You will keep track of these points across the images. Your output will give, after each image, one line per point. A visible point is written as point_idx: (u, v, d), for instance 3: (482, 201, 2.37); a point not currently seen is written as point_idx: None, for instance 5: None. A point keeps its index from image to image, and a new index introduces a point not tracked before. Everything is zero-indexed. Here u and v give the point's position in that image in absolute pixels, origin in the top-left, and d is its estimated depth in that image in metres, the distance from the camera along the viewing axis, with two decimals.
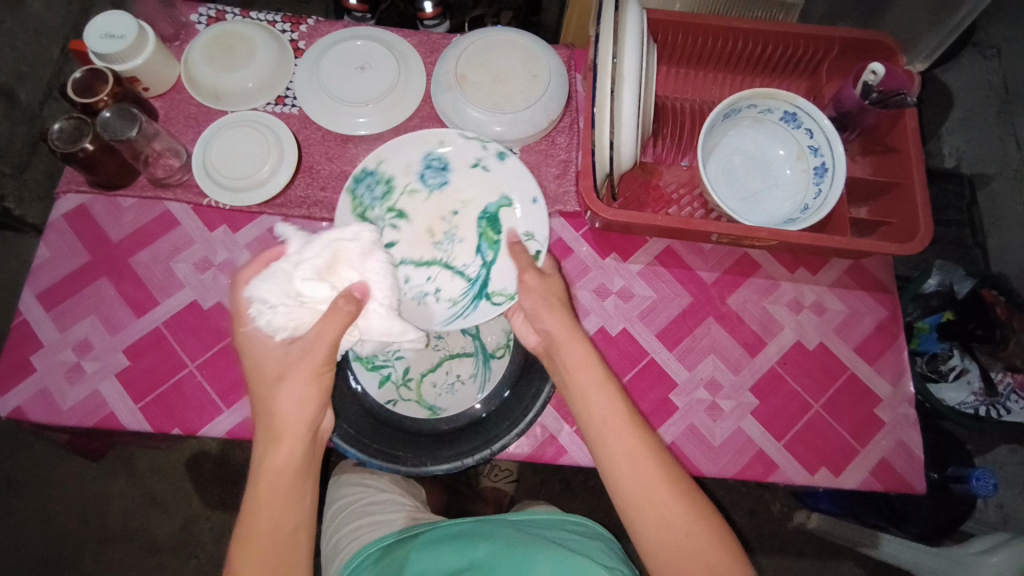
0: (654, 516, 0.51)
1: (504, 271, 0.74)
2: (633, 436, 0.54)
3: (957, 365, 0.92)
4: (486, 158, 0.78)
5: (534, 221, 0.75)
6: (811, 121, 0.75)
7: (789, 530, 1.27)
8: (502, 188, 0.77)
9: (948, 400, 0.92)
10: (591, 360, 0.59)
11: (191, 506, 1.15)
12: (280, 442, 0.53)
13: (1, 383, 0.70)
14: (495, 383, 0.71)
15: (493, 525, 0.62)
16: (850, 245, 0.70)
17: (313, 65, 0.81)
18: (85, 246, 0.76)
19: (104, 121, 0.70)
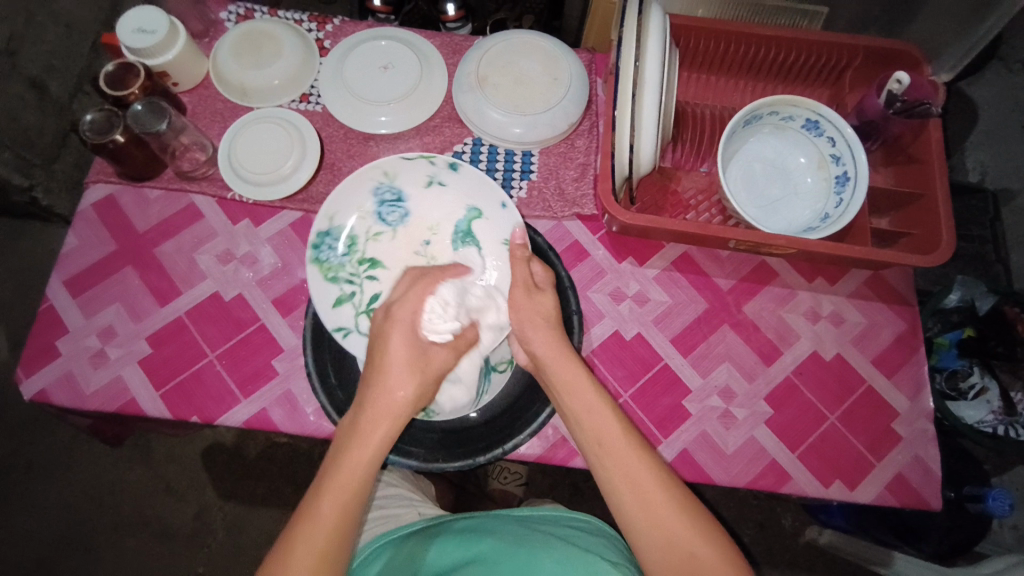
0: (658, 536, 0.50)
1: (497, 286, 0.73)
2: (638, 459, 0.53)
3: (976, 383, 0.91)
4: (438, 173, 0.76)
5: (508, 222, 0.74)
6: (834, 130, 0.74)
7: (798, 545, 1.25)
8: (466, 200, 0.76)
9: (967, 418, 0.90)
10: (579, 382, 0.59)
11: (203, 495, 1.16)
12: (357, 440, 0.52)
13: (28, 366, 0.71)
14: (491, 397, 0.69)
15: (496, 521, 0.62)
16: (869, 254, 0.69)
17: (337, 64, 0.82)
18: (112, 236, 0.78)
19: (135, 113, 0.72)
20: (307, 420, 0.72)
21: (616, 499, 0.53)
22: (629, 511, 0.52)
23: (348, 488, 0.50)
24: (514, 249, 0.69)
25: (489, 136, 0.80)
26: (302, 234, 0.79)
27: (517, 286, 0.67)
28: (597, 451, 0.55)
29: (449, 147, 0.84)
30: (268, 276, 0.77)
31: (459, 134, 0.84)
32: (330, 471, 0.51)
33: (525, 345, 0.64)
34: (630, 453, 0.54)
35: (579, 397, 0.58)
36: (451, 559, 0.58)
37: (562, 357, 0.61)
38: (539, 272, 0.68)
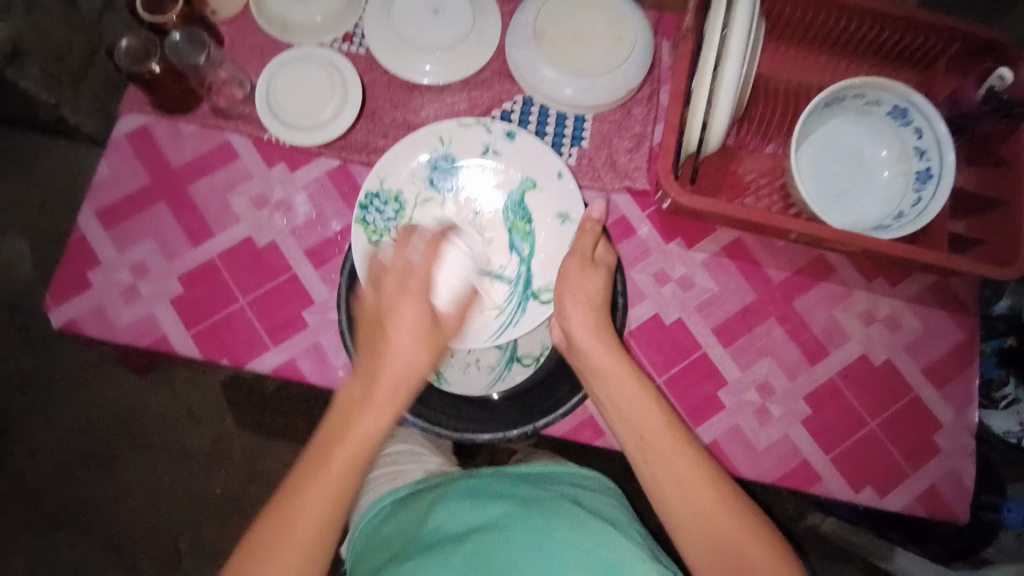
0: (710, 541, 0.49)
1: (549, 264, 0.70)
2: (674, 452, 0.52)
3: (1011, 394, 0.82)
4: (494, 142, 0.72)
5: (564, 197, 0.71)
6: (924, 121, 0.68)
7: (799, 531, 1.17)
8: (522, 171, 0.72)
9: (991, 427, 0.83)
10: (620, 370, 0.56)
11: (221, 428, 1.15)
12: (388, 356, 0.54)
13: (60, 295, 0.71)
14: (506, 387, 0.67)
15: (495, 478, 0.60)
16: (946, 261, 0.64)
17: (386, 3, 0.76)
18: (145, 168, 0.75)
19: (173, 45, 0.70)
20: (337, 375, 0.71)
21: (659, 496, 0.51)
22: (675, 511, 0.50)
23: (358, 451, 0.51)
24: (585, 222, 0.63)
25: (541, 95, 0.74)
26: (339, 185, 0.76)
27: (573, 258, 0.62)
28: (639, 445, 0.53)
29: (498, 104, 0.79)
30: (302, 225, 0.74)
31: (509, 90, 0.79)
32: (343, 434, 0.51)
33: (563, 323, 0.61)
34: (675, 451, 0.52)
35: (619, 385, 0.56)
36: (455, 514, 0.56)
37: (598, 341, 0.58)
38: (600, 251, 0.64)
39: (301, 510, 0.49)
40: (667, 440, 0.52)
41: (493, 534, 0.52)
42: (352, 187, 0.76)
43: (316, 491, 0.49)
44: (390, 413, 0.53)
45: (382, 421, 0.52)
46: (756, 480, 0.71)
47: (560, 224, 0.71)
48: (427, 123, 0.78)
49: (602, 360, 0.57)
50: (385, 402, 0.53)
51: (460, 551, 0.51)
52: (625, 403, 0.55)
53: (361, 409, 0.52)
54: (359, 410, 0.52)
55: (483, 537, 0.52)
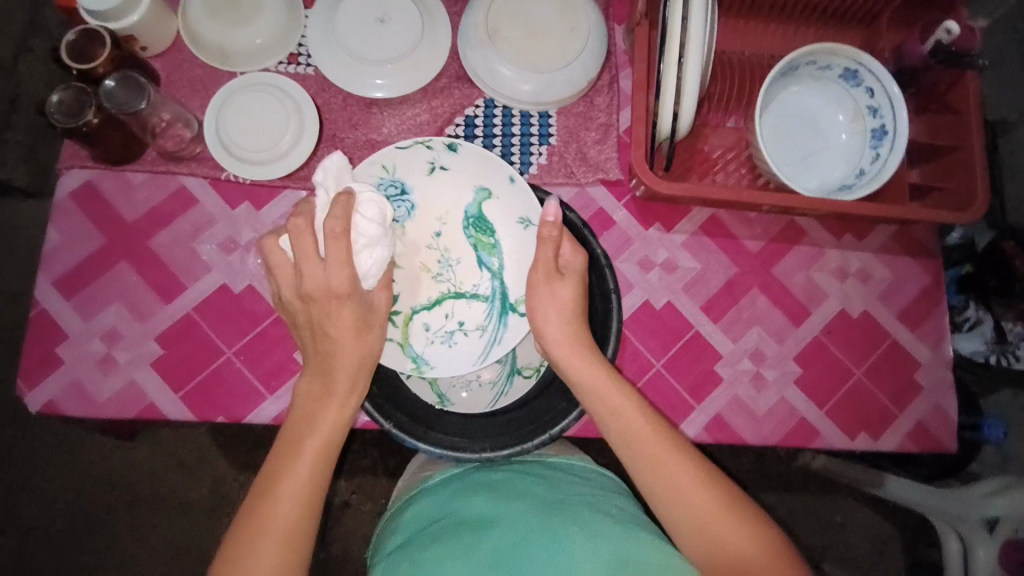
0: (704, 538, 0.51)
1: (519, 273, 0.70)
2: (663, 455, 0.53)
3: (972, 316, 0.90)
4: (438, 159, 0.69)
5: (520, 203, 0.69)
6: (875, 81, 0.71)
7: (792, 468, 1.19)
8: (473, 181, 0.70)
9: (960, 350, 0.90)
10: (604, 383, 0.57)
11: (215, 472, 1.11)
12: (342, 349, 0.54)
13: (31, 377, 0.67)
14: (510, 399, 0.68)
15: (512, 479, 0.61)
16: (912, 212, 0.68)
17: (328, 15, 0.72)
18: (98, 228, 0.71)
19: (108, 91, 0.64)
20: None
21: (658, 502, 0.53)
22: (673, 511, 0.52)
23: (325, 447, 0.52)
24: (543, 226, 0.57)
25: (502, 97, 0.73)
26: None
27: (538, 270, 0.60)
28: (628, 450, 0.55)
29: (461, 110, 0.77)
30: None
31: (470, 95, 0.77)
32: (310, 431, 0.53)
33: (540, 340, 0.60)
34: (667, 456, 0.53)
35: (600, 396, 0.57)
36: (473, 511, 0.58)
37: (579, 354, 0.58)
38: (567, 257, 0.60)
39: (280, 500, 0.49)
40: (659, 448, 0.54)
41: (508, 534, 0.54)
42: None
43: (291, 486, 0.50)
44: (353, 398, 0.55)
45: (347, 408, 0.54)
46: (760, 444, 0.74)
47: (522, 229, 0.69)
48: (391, 140, 0.76)
49: (582, 373, 0.58)
50: (344, 392, 0.54)
51: (474, 549, 0.53)
52: (612, 409, 0.56)
53: (324, 405, 0.54)
54: (317, 409, 0.54)
55: (498, 539, 0.53)
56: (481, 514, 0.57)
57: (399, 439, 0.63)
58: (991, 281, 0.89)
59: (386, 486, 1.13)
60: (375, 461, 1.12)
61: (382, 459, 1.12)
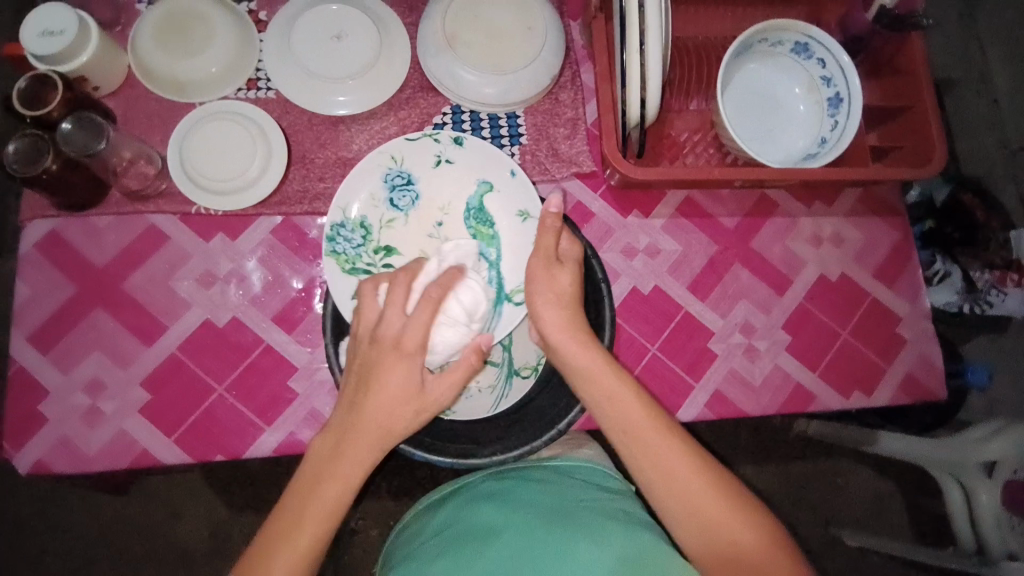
0: (698, 523, 0.51)
1: (516, 263, 0.69)
2: (661, 447, 0.53)
3: (940, 269, 0.93)
4: (445, 151, 0.70)
5: (521, 195, 0.70)
6: (825, 52, 0.74)
7: (790, 438, 1.22)
8: (476, 174, 0.71)
9: (936, 303, 0.94)
10: (602, 372, 0.55)
11: (213, 517, 1.07)
12: (362, 424, 0.50)
13: (16, 439, 0.64)
14: (512, 400, 0.67)
15: (518, 485, 0.62)
16: (874, 173, 0.69)
17: (283, 37, 0.72)
18: (69, 277, 0.68)
19: (64, 135, 0.63)
20: None
21: (653, 489, 0.53)
22: (668, 499, 0.52)
23: (327, 519, 0.49)
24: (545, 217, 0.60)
25: (466, 102, 0.73)
26: (286, 240, 0.72)
27: (538, 258, 0.60)
28: (625, 441, 0.54)
29: (429, 120, 0.77)
30: (261, 293, 0.70)
31: (435, 103, 0.77)
32: (308, 501, 0.49)
33: (539, 326, 0.59)
34: (664, 444, 0.52)
35: (600, 385, 0.55)
36: (478, 519, 0.59)
37: (579, 343, 0.57)
38: (564, 246, 0.61)
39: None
40: (655, 436, 0.53)
41: (510, 543, 0.55)
42: (302, 240, 0.72)
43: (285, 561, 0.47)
44: (359, 474, 0.50)
45: (348, 485, 0.50)
46: (760, 414, 0.76)
47: (521, 221, 0.70)
48: (361, 156, 0.75)
49: (581, 361, 0.56)
50: (355, 467, 0.50)
51: (481, 557, 0.55)
52: (613, 399, 0.55)
53: (328, 474, 0.49)
54: (316, 479, 0.49)
55: (502, 547, 0.55)
56: (486, 522, 0.58)
57: (407, 452, 0.63)
58: (954, 233, 0.95)
59: (393, 507, 1.12)
60: (378, 483, 1.11)
61: (385, 480, 1.11)
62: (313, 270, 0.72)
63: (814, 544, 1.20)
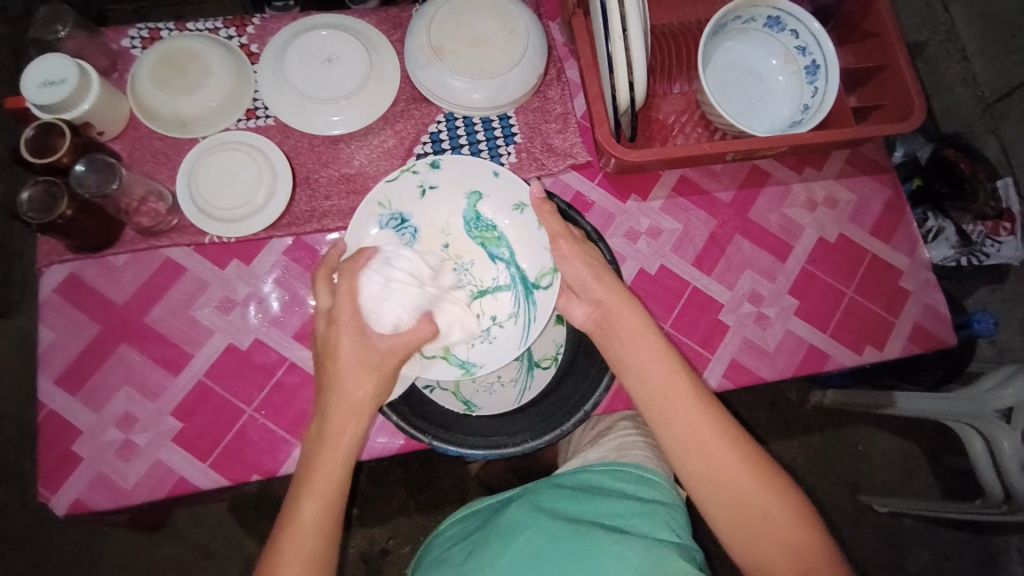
0: (731, 499, 0.51)
1: (529, 253, 0.72)
2: (697, 412, 0.54)
3: (933, 226, 0.97)
4: (427, 180, 0.71)
5: (509, 192, 0.71)
6: (797, 23, 0.76)
7: (806, 410, 1.23)
8: (463, 188, 0.72)
9: (934, 259, 0.98)
10: (643, 335, 0.59)
11: (245, 548, 1.07)
12: (337, 396, 0.55)
13: (53, 481, 0.65)
14: (536, 391, 0.68)
15: (550, 492, 0.60)
16: (858, 133, 0.71)
17: (276, 64, 0.74)
18: (92, 317, 0.70)
19: (78, 176, 0.65)
20: (372, 441, 0.71)
21: (686, 463, 0.53)
22: (701, 474, 0.53)
23: (323, 499, 0.51)
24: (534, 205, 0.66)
25: (460, 108, 0.75)
26: (299, 259, 0.74)
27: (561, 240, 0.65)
28: (661, 406, 0.55)
29: (424, 129, 0.79)
30: (280, 313, 0.72)
31: (429, 113, 0.79)
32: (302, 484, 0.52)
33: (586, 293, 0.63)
34: (700, 417, 0.54)
35: (642, 346, 0.59)
36: (503, 522, 0.58)
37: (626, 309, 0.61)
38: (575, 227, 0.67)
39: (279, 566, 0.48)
40: (690, 410, 0.54)
41: (533, 543, 0.54)
42: (314, 257, 0.74)
43: (289, 545, 0.49)
44: (343, 450, 0.53)
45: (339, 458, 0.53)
46: (778, 379, 0.77)
47: (520, 214, 0.71)
48: (364, 171, 0.77)
49: (631, 329, 0.60)
50: (340, 437, 0.54)
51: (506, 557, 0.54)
52: (653, 364, 0.57)
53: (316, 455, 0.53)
54: (306, 464, 0.53)
55: (524, 548, 0.54)
56: (514, 522, 0.57)
57: (442, 448, 0.64)
58: (943, 189, 0.97)
59: (423, 519, 1.12)
60: (405, 498, 1.12)
61: (411, 496, 1.12)
62: None
63: (843, 512, 1.21)
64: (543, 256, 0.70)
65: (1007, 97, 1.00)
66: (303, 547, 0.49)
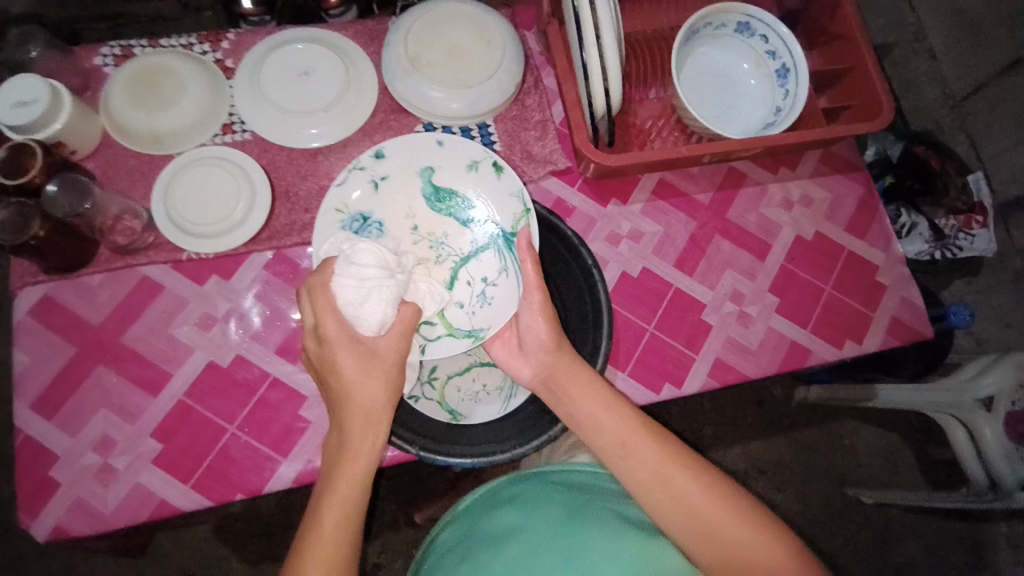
0: (702, 531, 0.49)
1: (498, 204, 0.71)
2: (655, 454, 0.53)
3: (907, 221, 1.00)
4: (377, 171, 0.70)
5: (460, 151, 0.71)
6: (766, 27, 0.78)
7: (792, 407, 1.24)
8: (413, 167, 0.71)
9: (908, 253, 1.00)
10: (591, 388, 0.58)
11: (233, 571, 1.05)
12: (352, 403, 0.54)
13: (29, 509, 0.63)
14: (522, 398, 0.68)
15: (538, 490, 0.60)
16: (830, 133, 0.73)
17: (252, 79, 0.73)
18: (67, 339, 0.69)
19: (50, 197, 0.64)
20: None
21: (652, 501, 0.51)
22: (669, 509, 0.50)
23: (346, 513, 0.50)
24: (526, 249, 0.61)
25: (439, 118, 0.76)
26: (280, 273, 0.73)
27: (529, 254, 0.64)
28: (620, 454, 0.54)
29: None
30: (261, 328, 0.71)
31: (408, 124, 0.79)
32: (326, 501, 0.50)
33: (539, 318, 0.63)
34: (660, 456, 0.53)
35: (586, 391, 0.58)
36: (494, 527, 0.58)
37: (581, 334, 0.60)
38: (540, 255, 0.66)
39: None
40: (650, 448, 0.53)
41: (525, 545, 0.54)
42: (295, 271, 0.73)
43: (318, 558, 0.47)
44: (365, 459, 0.52)
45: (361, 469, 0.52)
46: (763, 376, 0.78)
47: (477, 170, 0.71)
48: None
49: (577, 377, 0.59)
50: (359, 443, 0.53)
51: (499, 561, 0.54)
52: (605, 409, 0.57)
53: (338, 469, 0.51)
54: (326, 483, 0.51)
55: (515, 551, 0.54)
56: (505, 527, 0.57)
57: (430, 459, 0.63)
58: (915, 185, 1.00)
59: (415, 532, 1.11)
60: (396, 513, 1.11)
61: (402, 510, 1.11)
62: None
63: (833, 506, 1.22)
64: (512, 189, 0.70)
65: (975, 94, 1.03)
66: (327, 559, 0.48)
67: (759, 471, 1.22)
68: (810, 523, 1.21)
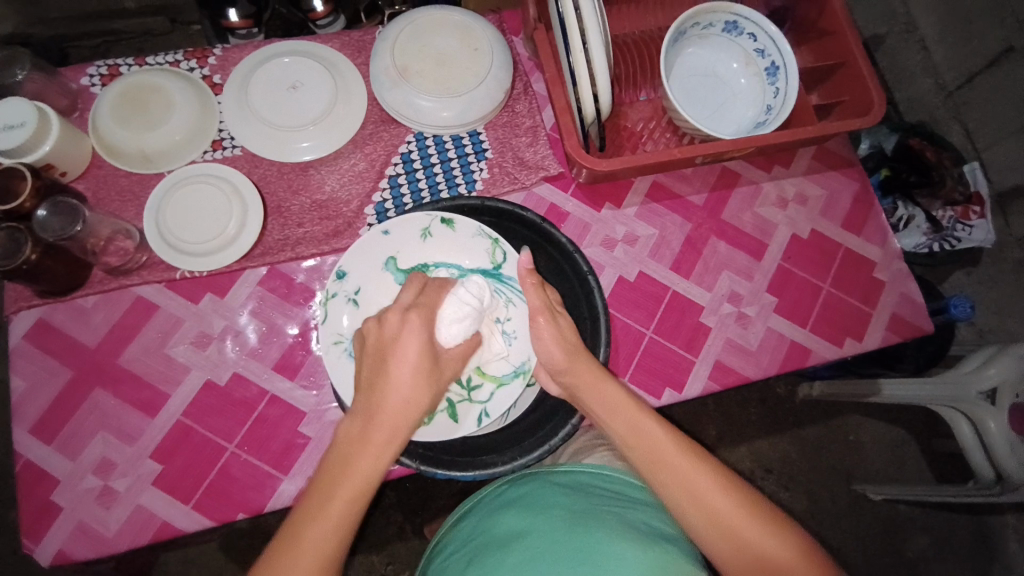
0: (735, 547, 0.47)
1: (466, 253, 0.67)
2: (689, 467, 0.51)
3: (904, 214, 1.00)
4: (348, 290, 0.65)
5: (406, 227, 0.67)
6: (755, 26, 0.78)
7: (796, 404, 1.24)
8: (376, 259, 0.66)
9: (906, 246, 1.01)
10: (619, 401, 0.56)
11: None
12: (387, 393, 0.51)
13: (30, 534, 0.63)
14: (521, 410, 0.66)
15: (546, 492, 0.59)
16: (820, 131, 0.72)
17: (240, 95, 0.73)
18: (64, 362, 0.68)
19: (40, 221, 0.63)
20: None
21: (682, 513, 0.50)
22: (705, 526, 0.49)
23: (358, 494, 0.47)
24: (523, 277, 0.62)
25: (428, 127, 0.75)
26: (274, 289, 0.73)
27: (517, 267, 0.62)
28: (653, 469, 0.52)
29: (395, 150, 0.79)
30: (257, 345, 0.71)
31: (398, 135, 0.79)
32: (344, 474, 0.47)
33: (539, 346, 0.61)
34: (691, 468, 0.51)
35: (609, 403, 0.56)
36: (504, 529, 0.56)
37: (577, 358, 0.59)
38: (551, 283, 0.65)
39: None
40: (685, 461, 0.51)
41: (531, 549, 0.52)
42: (290, 286, 0.73)
43: (323, 532, 0.45)
44: (390, 450, 0.50)
45: (382, 460, 0.49)
46: (763, 377, 0.78)
47: (432, 236, 0.67)
48: (336, 196, 0.77)
49: (603, 389, 0.57)
50: (391, 418, 0.50)
51: (504, 563, 0.52)
52: (634, 419, 0.55)
53: (362, 449, 0.49)
54: (352, 460, 0.48)
55: (521, 552, 0.52)
56: (513, 529, 0.55)
57: (429, 474, 0.62)
58: (910, 177, 0.99)
59: (418, 542, 1.10)
60: (402, 522, 1.10)
61: (407, 519, 1.10)
62: (306, 313, 0.72)
63: (840, 503, 1.21)
64: (473, 228, 0.67)
65: (967, 84, 1.02)
66: (321, 561, 0.44)
67: (765, 469, 1.22)
68: (817, 521, 1.20)
